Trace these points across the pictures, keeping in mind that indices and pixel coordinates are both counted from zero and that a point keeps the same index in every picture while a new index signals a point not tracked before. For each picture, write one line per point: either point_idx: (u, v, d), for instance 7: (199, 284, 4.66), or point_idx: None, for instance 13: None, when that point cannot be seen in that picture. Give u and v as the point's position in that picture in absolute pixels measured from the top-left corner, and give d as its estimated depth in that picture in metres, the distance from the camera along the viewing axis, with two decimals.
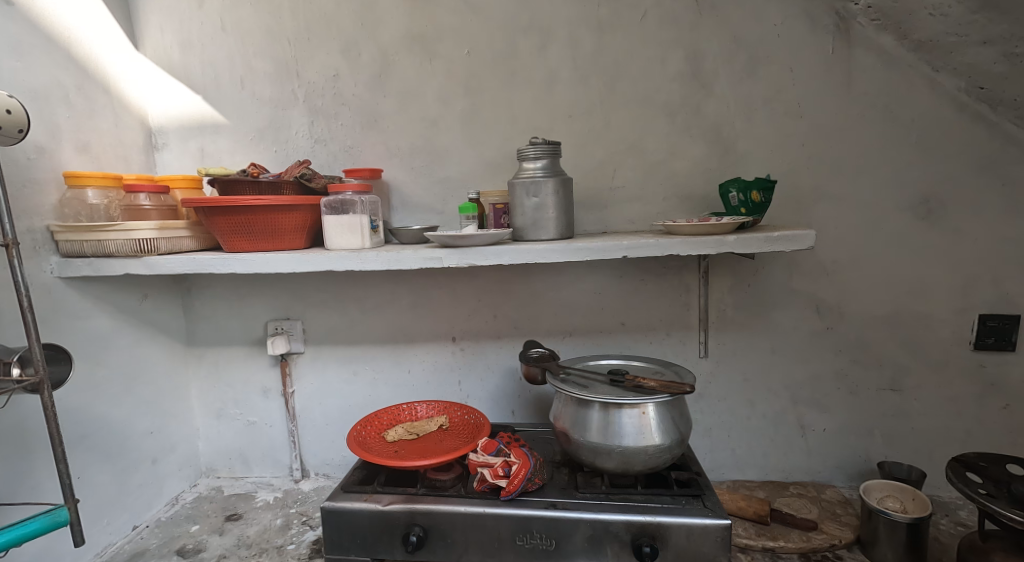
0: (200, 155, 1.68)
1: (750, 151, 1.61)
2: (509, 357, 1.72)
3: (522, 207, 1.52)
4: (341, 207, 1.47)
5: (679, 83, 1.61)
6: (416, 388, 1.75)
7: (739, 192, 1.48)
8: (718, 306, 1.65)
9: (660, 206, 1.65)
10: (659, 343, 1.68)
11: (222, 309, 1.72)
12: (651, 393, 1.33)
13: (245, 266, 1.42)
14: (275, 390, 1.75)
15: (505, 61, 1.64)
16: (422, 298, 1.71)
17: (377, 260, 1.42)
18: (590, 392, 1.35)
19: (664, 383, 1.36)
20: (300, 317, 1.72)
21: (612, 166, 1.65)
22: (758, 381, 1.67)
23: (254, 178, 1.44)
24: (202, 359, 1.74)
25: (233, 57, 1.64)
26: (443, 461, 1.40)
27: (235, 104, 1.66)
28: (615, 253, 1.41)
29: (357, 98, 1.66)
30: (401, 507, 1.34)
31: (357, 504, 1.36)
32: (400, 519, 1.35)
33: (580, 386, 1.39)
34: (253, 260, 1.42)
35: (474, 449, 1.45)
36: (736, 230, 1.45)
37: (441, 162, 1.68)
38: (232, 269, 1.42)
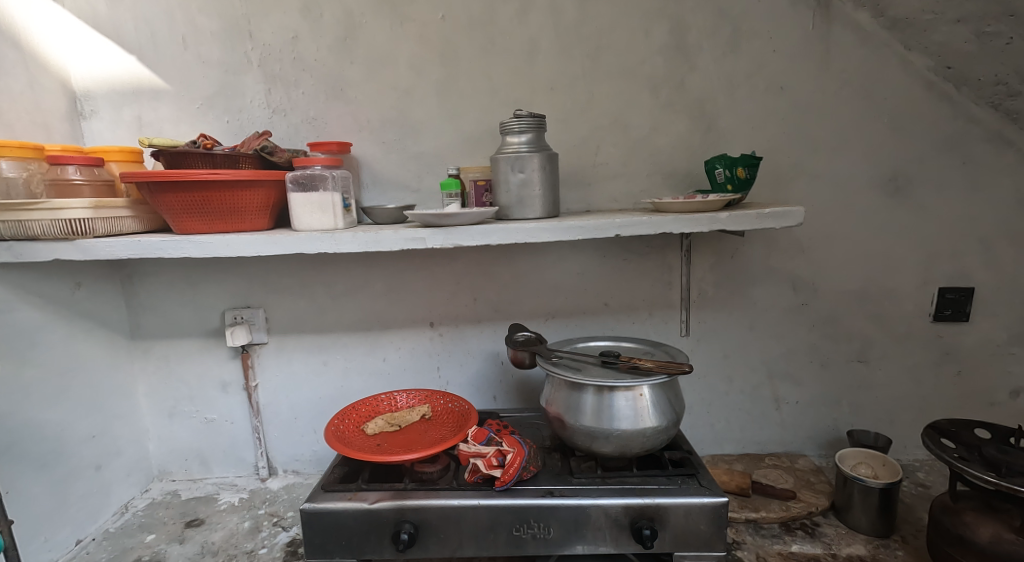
0: (138, 126, 1.48)
1: (732, 127, 1.60)
2: (490, 341, 1.66)
3: (506, 184, 1.45)
4: (311, 183, 1.34)
5: (662, 56, 1.57)
6: (392, 377, 1.66)
7: (726, 168, 1.45)
8: (700, 284, 1.67)
9: (644, 183, 1.62)
10: (641, 322, 1.68)
11: (171, 298, 1.55)
12: (647, 375, 1.28)
13: (200, 249, 1.26)
14: (236, 384, 1.60)
15: (483, 27, 1.54)
16: (398, 282, 1.61)
17: (354, 243, 1.30)
18: (584, 375, 1.30)
19: (660, 363, 1.30)
20: (262, 305, 1.58)
21: (596, 142, 1.60)
22: (736, 357, 1.70)
23: (207, 151, 1.28)
24: (149, 354, 1.57)
25: (173, 13, 1.45)
26: (430, 454, 1.30)
27: (177, 67, 1.47)
28: (608, 232, 1.37)
29: (320, 64, 1.51)
30: (390, 504, 1.24)
31: (341, 504, 1.25)
32: (389, 517, 1.25)
33: (573, 370, 1.33)
34: (210, 242, 1.26)
35: (464, 439, 1.36)
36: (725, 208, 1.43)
37: (415, 135, 1.56)
38: (185, 252, 1.26)
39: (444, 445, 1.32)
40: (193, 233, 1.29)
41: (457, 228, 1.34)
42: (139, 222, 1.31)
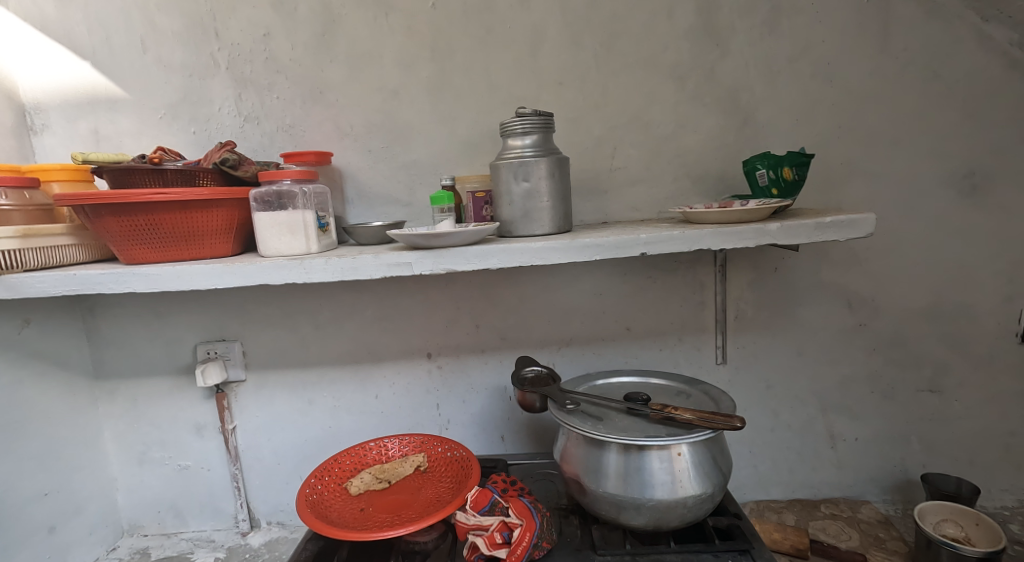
0: (94, 140, 1.31)
1: (773, 121, 1.37)
2: (496, 374, 1.46)
3: (508, 194, 1.24)
4: (278, 201, 1.15)
5: (688, 41, 1.35)
6: (385, 416, 1.46)
7: (770, 169, 1.23)
8: (738, 304, 1.44)
9: (669, 189, 1.40)
10: (669, 349, 1.46)
11: (137, 332, 1.38)
12: (687, 431, 1.05)
13: (147, 282, 1.07)
14: (211, 427, 1.42)
15: (479, 15, 1.34)
16: (389, 308, 1.42)
17: (327, 271, 1.11)
18: (607, 429, 1.07)
19: (702, 414, 1.07)
20: (238, 338, 1.40)
21: (612, 143, 1.38)
22: (783, 388, 1.46)
23: (156, 166, 1.10)
24: (114, 395, 1.40)
25: (129, 13, 1.28)
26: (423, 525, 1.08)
27: (137, 72, 1.30)
28: (632, 250, 1.15)
29: (296, 63, 1.33)
30: None
31: None
32: None
33: (594, 421, 1.10)
34: (159, 274, 1.08)
35: (462, 505, 1.13)
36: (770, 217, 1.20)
37: (405, 142, 1.37)
38: (130, 287, 1.08)
39: (438, 514, 1.10)
40: (144, 262, 1.11)
41: (450, 250, 1.13)
42: (81, 250, 1.14)
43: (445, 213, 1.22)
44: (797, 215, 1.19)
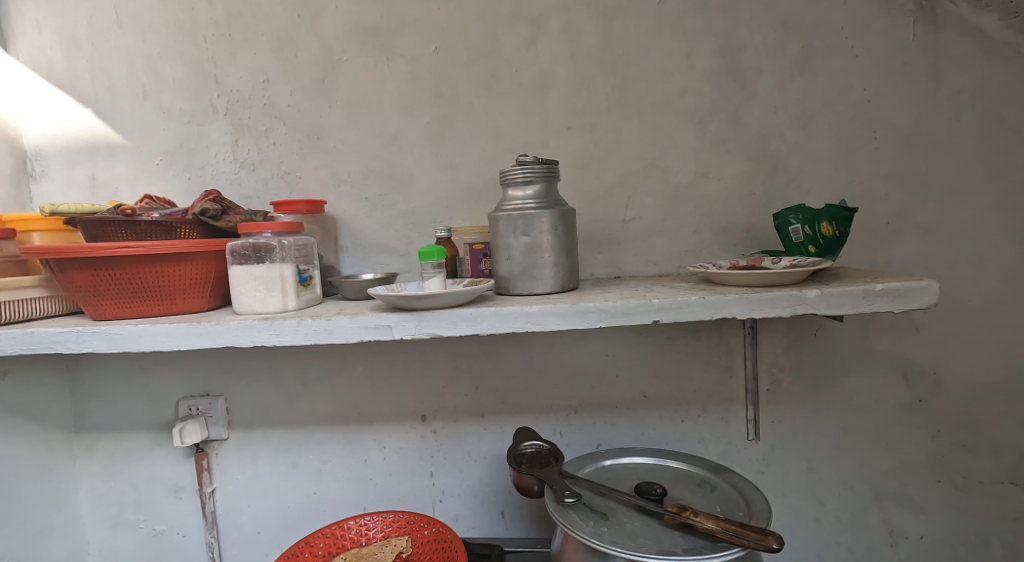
0: (91, 186, 1.30)
1: (807, 168, 1.23)
2: (496, 442, 1.32)
3: (507, 249, 1.13)
4: (255, 254, 1.10)
5: (710, 83, 1.24)
6: (374, 484, 1.33)
7: (806, 224, 1.08)
8: (772, 372, 1.25)
9: (690, 242, 1.26)
10: (693, 421, 1.28)
11: (121, 385, 1.32)
12: (712, 547, 0.87)
13: (106, 341, 1.02)
14: (189, 488, 1.33)
15: (484, 59, 1.27)
16: (381, 366, 1.31)
17: (300, 333, 1.04)
18: (613, 537, 0.90)
19: (730, 525, 0.88)
20: (222, 394, 1.32)
21: (626, 191, 1.27)
22: (828, 472, 1.25)
23: (128, 218, 1.07)
24: (94, 450, 1.33)
25: (132, 61, 1.28)
26: None
27: (137, 119, 1.29)
28: (643, 318, 1.00)
29: (294, 109, 1.29)
30: None
31: None
32: None
33: (598, 523, 0.93)
34: (119, 333, 1.03)
35: None
36: (806, 279, 1.04)
37: (403, 190, 1.30)
38: (90, 346, 1.03)
39: None
40: (112, 318, 1.08)
41: (439, 314, 1.03)
42: (49, 302, 1.11)
43: (437, 268, 1.13)
44: (839, 277, 1.03)
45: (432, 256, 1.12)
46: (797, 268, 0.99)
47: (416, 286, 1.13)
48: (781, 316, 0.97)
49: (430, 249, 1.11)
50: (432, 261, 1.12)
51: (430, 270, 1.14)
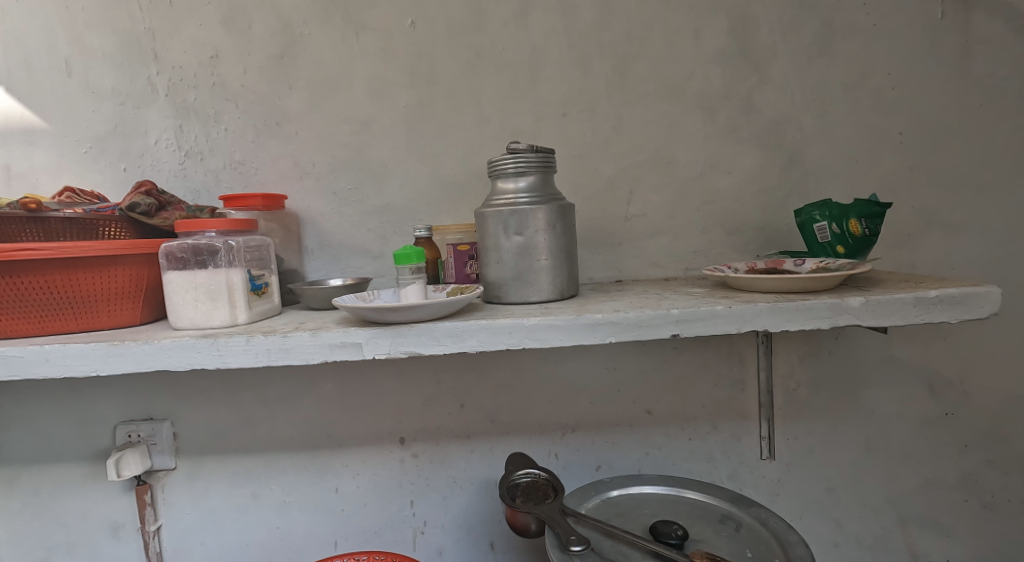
0: (5, 178, 1.10)
1: (824, 160, 1.15)
2: (484, 466, 1.18)
3: (497, 251, 0.99)
4: (196, 258, 0.97)
5: (720, 65, 1.15)
6: (345, 516, 1.18)
7: (834, 222, 1.01)
8: (786, 384, 1.18)
9: (698, 241, 1.18)
10: (701, 439, 1.18)
11: (45, 409, 1.13)
12: None
13: (2, 365, 0.92)
14: (130, 526, 1.16)
15: (469, 34, 1.13)
16: (353, 383, 1.15)
17: (249, 353, 0.91)
18: None
19: None
20: (167, 417, 1.14)
21: (628, 185, 1.17)
22: (847, 493, 1.19)
23: (34, 216, 0.95)
24: (16, 485, 1.14)
25: (54, 30, 1.09)
26: None
27: (60, 99, 1.10)
28: (663, 332, 0.89)
29: (248, 90, 1.12)
30: None
31: None
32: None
33: None
34: (18, 356, 0.92)
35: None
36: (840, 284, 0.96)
37: (376, 184, 1.15)
38: None
39: None
40: (15, 334, 0.96)
41: (427, 329, 0.90)
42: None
43: (415, 273, 0.97)
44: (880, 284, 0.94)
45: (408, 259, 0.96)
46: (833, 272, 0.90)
47: (393, 294, 0.99)
48: (819, 327, 0.88)
49: (406, 252, 0.95)
50: (409, 265, 0.96)
51: (409, 275, 0.97)
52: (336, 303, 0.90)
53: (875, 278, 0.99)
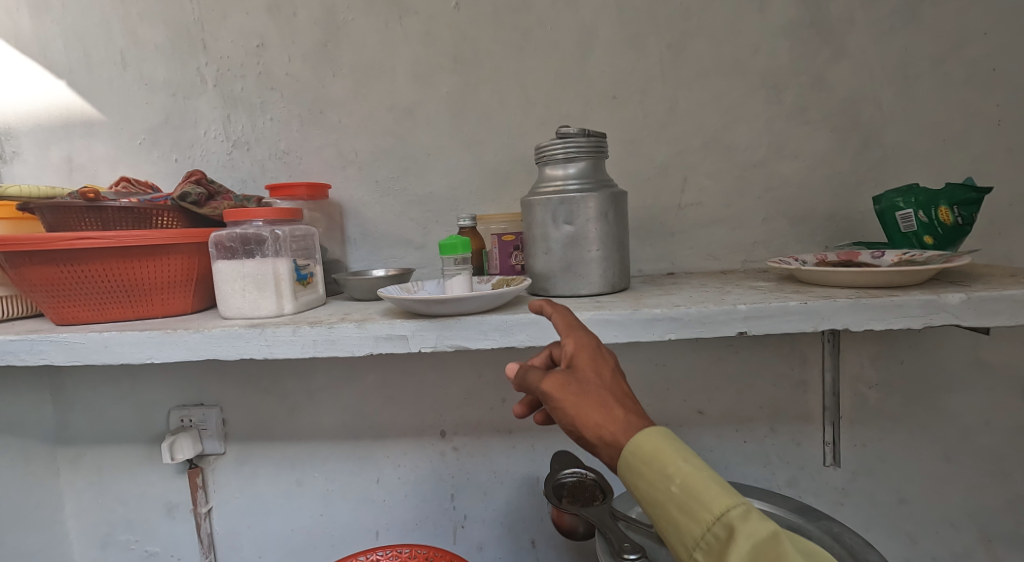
0: (67, 170, 1.15)
1: (904, 141, 1.07)
2: (526, 462, 1.15)
3: (545, 241, 0.95)
4: (244, 247, 0.98)
5: (788, 41, 1.07)
6: (387, 506, 1.18)
7: (920, 209, 0.94)
8: (855, 387, 1.09)
9: (759, 231, 1.11)
10: (758, 442, 1.11)
11: (105, 392, 1.18)
12: None
13: (65, 352, 0.94)
14: (183, 507, 1.20)
15: (515, 14, 1.09)
16: (395, 374, 1.14)
17: (296, 343, 0.91)
18: None
19: None
20: (217, 404, 1.17)
21: (682, 171, 1.10)
22: (921, 506, 1.10)
23: (93, 206, 0.97)
24: (81, 463, 1.20)
25: (109, 24, 1.12)
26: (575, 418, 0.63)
27: (116, 91, 1.13)
28: (728, 330, 0.85)
29: (293, 78, 1.11)
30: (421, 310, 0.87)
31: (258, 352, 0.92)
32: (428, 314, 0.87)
33: None
34: (79, 343, 0.95)
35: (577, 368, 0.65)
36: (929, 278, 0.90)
37: (419, 172, 1.13)
38: (48, 357, 0.95)
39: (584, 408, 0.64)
40: (78, 321, 0.99)
41: (474, 325, 0.88)
42: (18, 301, 1.04)
43: (460, 264, 0.95)
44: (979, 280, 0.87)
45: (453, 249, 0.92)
46: (922, 266, 0.84)
47: (437, 286, 0.97)
48: (911, 326, 0.82)
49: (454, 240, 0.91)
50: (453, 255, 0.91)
51: (452, 267, 0.94)
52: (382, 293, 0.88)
53: (971, 274, 0.92)
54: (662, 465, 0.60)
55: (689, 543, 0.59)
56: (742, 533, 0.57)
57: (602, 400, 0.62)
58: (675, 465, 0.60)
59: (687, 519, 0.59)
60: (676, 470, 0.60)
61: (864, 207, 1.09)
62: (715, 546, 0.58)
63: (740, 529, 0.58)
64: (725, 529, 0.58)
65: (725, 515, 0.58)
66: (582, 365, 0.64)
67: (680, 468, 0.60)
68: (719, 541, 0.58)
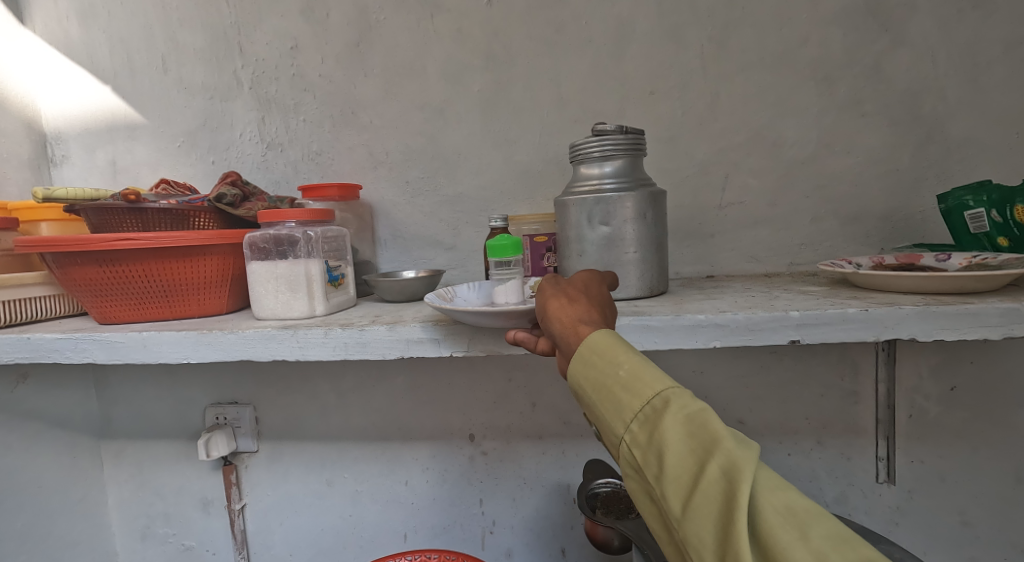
0: (112, 172, 1.18)
1: (971, 135, 0.98)
2: (556, 470, 1.11)
3: (579, 243, 0.91)
4: (277, 249, 0.98)
5: (841, 28, 1.00)
6: (415, 509, 1.16)
7: (994, 208, 0.86)
8: (912, 399, 1.02)
9: (806, 232, 1.04)
10: (803, 456, 1.05)
11: (146, 388, 1.21)
12: None
13: (107, 351, 0.96)
14: (218, 503, 1.21)
15: (549, 9, 1.05)
16: (424, 377, 1.13)
17: (328, 346, 0.91)
18: None
19: None
20: (250, 402, 1.18)
21: (724, 169, 1.05)
22: (987, 530, 1.02)
23: (134, 207, 0.98)
24: (123, 456, 1.23)
25: (151, 29, 1.14)
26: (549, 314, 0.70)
27: (157, 94, 1.16)
28: (776, 338, 0.79)
29: (326, 80, 1.11)
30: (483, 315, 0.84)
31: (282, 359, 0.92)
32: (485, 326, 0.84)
33: None
34: (120, 342, 0.96)
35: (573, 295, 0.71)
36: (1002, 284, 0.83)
37: (449, 172, 1.11)
38: (91, 355, 0.97)
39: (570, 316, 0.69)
40: (118, 320, 1.01)
41: (507, 331, 0.86)
42: (63, 300, 1.07)
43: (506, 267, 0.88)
44: None
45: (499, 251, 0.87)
46: (996, 271, 0.77)
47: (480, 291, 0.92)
48: (988, 336, 0.76)
49: (502, 241, 0.86)
50: (502, 257, 0.86)
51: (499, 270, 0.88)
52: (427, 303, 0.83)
53: None
54: (613, 353, 0.64)
55: (627, 417, 0.62)
56: (678, 405, 0.60)
57: (577, 297, 0.70)
58: (623, 352, 0.64)
59: (626, 395, 0.62)
60: (624, 357, 0.64)
61: (925, 205, 1.01)
62: (651, 420, 0.61)
63: (674, 403, 0.60)
64: (663, 403, 0.61)
65: (663, 391, 0.61)
66: (575, 280, 0.74)
67: (629, 357, 0.64)
68: (657, 413, 0.61)
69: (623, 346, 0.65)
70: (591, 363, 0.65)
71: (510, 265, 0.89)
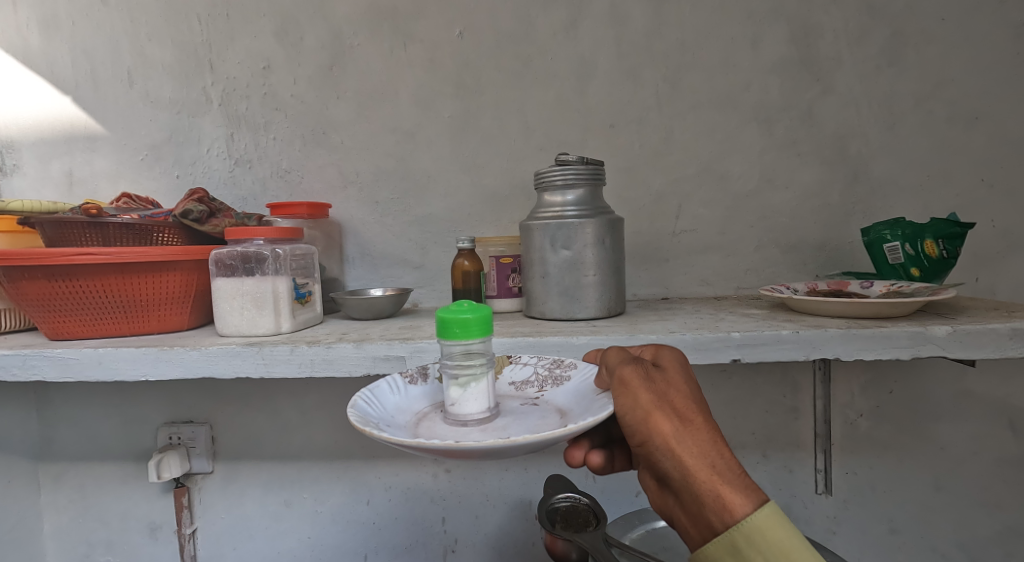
0: (67, 184, 1.16)
1: (891, 175, 1.11)
2: (518, 485, 1.14)
3: (543, 265, 0.96)
4: (244, 265, 0.97)
5: (779, 76, 1.11)
6: (376, 529, 1.16)
7: (907, 242, 0.97)
8: (845, 414, 1.11)
9: (751, 259, 1.13)
10: (750, 469, 1.12)
11: (93, 409, 1.16)
12: None
13: (58, 367, 0.93)
14: (167, 528, 1.17)
15: (517, 44, 1.12)
16: None
17: (293, 363, 0.91)
18: None
19: None
20: (207, 421, 1.15)
21: (677, 199, 1.13)
22: (912, 536, 1.11)
23: (95, 221, 0.96)
24: (63, 480, 1.18)
25: (118, 42, 1.14)
26: (661, 447, 0.63)
27: (120, 108, 1.15)
28: (723, 356, 0.86)
29: (298, 100, 1.14)
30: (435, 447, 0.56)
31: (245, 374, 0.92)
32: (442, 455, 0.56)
33: None
34: (72, 358, 0.93)
35: (681, 411, 0.64)
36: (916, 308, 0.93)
37: (419, 194, 1.14)
38: (40, 373, 0.93)
39: (693, 456, 0.62)
40: (72, 336, 0.98)
41: None
42: (12, 315, 1.04)
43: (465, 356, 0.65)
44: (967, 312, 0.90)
45: (457, 333, 0.62)
46: (910, 298, 0.86)
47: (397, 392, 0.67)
48: (901, 357, 0.84)
49: (465, 316, 0.62)
50: (466, 340, 0.62)
51: (453, 364, 0.64)
52: (363, 431, 0.55)
53: (957, 305, 0.95)
54: None
55: None
56: None
57: (690, 421, 0.63)
58: None
59: None
60: None
61: (853, 237, 1.12)
62: None
63: None
64: None
65: None
66: (671, 378, 0.65)
67: None
68: None
69: (776, 511, 0.62)
70: (749, 543, 0.61)
71: (470, 355, 0.65)
